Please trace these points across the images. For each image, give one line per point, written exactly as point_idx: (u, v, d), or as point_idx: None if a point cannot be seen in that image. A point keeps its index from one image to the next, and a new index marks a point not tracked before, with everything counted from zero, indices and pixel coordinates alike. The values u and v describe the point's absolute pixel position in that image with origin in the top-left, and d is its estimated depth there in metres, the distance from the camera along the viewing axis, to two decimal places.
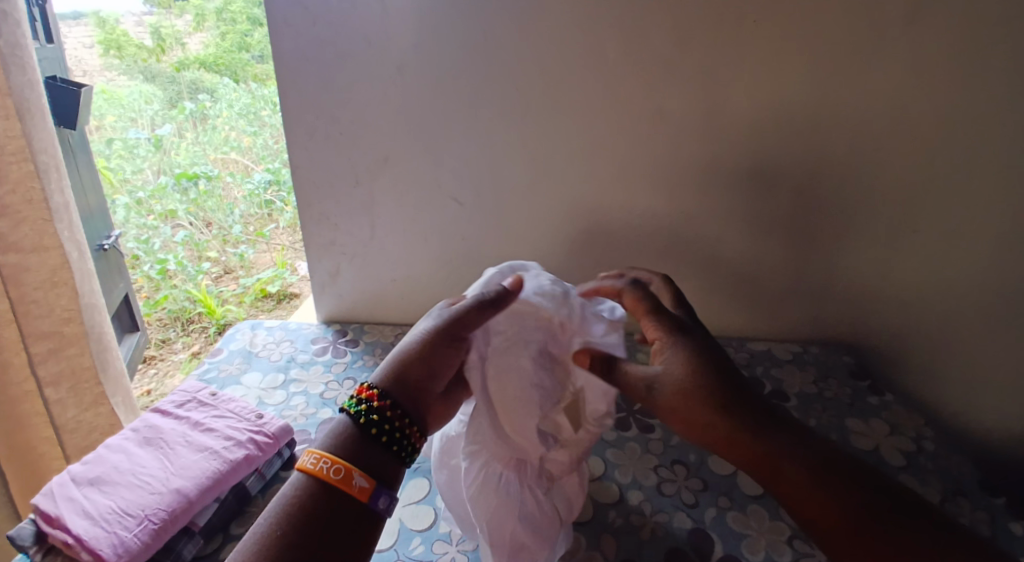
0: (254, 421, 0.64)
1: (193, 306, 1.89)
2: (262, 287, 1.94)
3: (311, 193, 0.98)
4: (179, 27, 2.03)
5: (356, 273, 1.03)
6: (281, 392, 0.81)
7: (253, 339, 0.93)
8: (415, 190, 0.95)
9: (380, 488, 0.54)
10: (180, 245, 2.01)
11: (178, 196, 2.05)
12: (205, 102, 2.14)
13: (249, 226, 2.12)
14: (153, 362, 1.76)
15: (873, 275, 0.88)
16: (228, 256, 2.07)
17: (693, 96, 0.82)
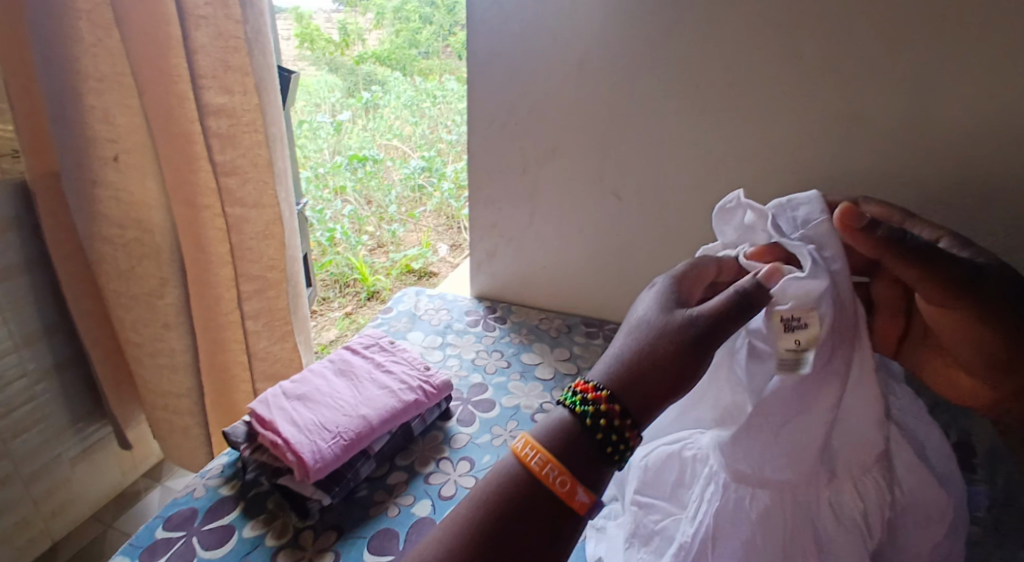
0: (423, 372, 0.73)
1: (350, 272, 2.10)
2: (407, 263, 2.13)
3: (483, 177, 1.06)
4: (361, 23, 2.27)
5: (511, 256, 1.10)
6: (439, 352, 0.90)
7: (418, 304, 1.03)
8: (580, 182, 0.99)
9: (598, 504, 0.49)
10: (346, 218, 2.24)
11: (348, 174, 2.29)
12: (377, 93, 2.40)
13: (402, 207, 2.33)
14: (315, 316, 2.00)
15: None
16: (381, 232, 2.29)
17: (887, 107, 0.78)
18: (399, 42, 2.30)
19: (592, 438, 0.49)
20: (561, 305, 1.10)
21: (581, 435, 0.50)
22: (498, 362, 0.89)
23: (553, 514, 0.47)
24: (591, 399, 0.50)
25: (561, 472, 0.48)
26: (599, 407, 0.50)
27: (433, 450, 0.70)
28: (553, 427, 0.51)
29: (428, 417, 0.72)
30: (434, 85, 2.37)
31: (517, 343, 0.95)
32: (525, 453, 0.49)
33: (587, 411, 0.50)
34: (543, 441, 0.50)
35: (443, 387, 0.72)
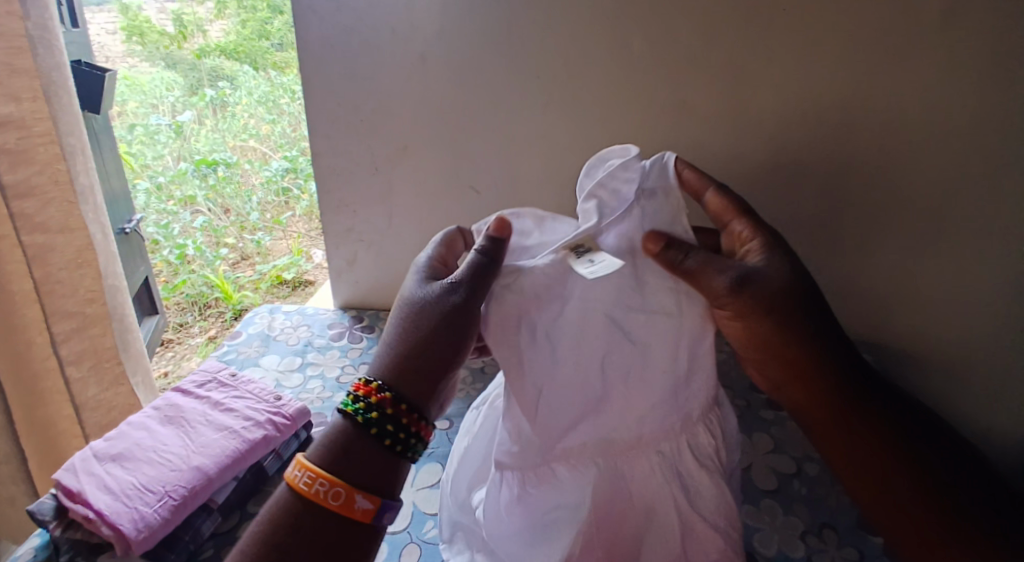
0: (273, 402, 0.65)
1: (210, 291, 1.91)
2: (278, 274, 1.95)
3: (331, 179, 0.98)
4: (201, 14, 2.10)
5: (372, 261, 1.04)
6: (298, 375, 0.81)
7: (271, 323, 0.94)
8: (435, 179, 0.95)
9: (386, 505, 0.49)
10: (198, 231, 2.03)
11: (197, 181, 2.05)
12: (224, 89, 2.12)
13: (267, 214, 2.09)
14: (171, 346, 1.78)
15: (896, 276, 0.87)
16: (244, 243, 2.06)
17: (716, 90, 0.81)
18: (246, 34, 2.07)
19: (372, 436, 0.50)
20: None
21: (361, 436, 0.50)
22: None
23: (337, 529, 0.47)
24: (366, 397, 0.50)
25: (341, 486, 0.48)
26: (378, 405, 0.50)
27: None
28: (329, 434, 0.50)
29: (284, 452, 0.64)
30: (293, 79, 2.08)
31: None
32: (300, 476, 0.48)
33: (361, 411, 0.50)
34: (315, 456, 0.50)
35: (298, 416, 0.65)
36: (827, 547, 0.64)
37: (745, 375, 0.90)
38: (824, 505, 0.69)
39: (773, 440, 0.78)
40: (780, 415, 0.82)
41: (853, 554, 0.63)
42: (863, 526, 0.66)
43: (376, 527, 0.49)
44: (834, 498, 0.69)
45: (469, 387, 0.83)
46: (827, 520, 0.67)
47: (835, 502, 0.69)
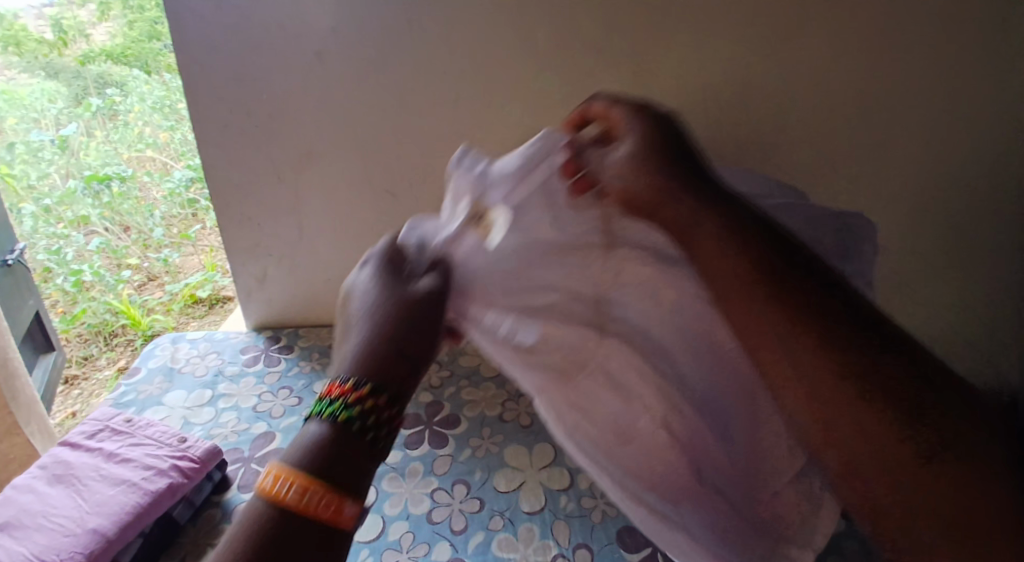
0: (177, 446, 0.60)
1: (114, 318, 1.65)
2: (190, 292, 1.72)
3: (230, 193, 0.92)
4: (82, 17, 1.90)
5: (285, 276, 0.98)
6: (209, 409, 0.76)
7: (176, 354, 0.86)
8: (346, 185, 0.91)
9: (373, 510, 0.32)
10: (94, 253, 1.75)
11: (89, 200, 1.78)
12: (113, 96, 1.88)
13: (172, 228, 1.85)
14: (74, 384, 1.51)
15: None
16: (149, 262, 1.80)
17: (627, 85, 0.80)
18: (135, 37, 1.89)
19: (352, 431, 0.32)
20: None
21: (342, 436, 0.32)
22: (287, 401, 0.77)
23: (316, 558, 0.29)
24: (345, 398, 0.32)
25: (328, 485, 0.30)
26: (359, 405, 0.32)
27: (210, 534, 0.58)
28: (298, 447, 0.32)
29: (196, 498, 0.60)
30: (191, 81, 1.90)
31: (309, 372, 0.83)
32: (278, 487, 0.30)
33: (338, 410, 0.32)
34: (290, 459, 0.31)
35: (208, 458, 0.60)
36: None
37: None
38: None
39: None
40: None
41: None
42: None
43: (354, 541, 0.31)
44: None
45: None
46: None
47: None
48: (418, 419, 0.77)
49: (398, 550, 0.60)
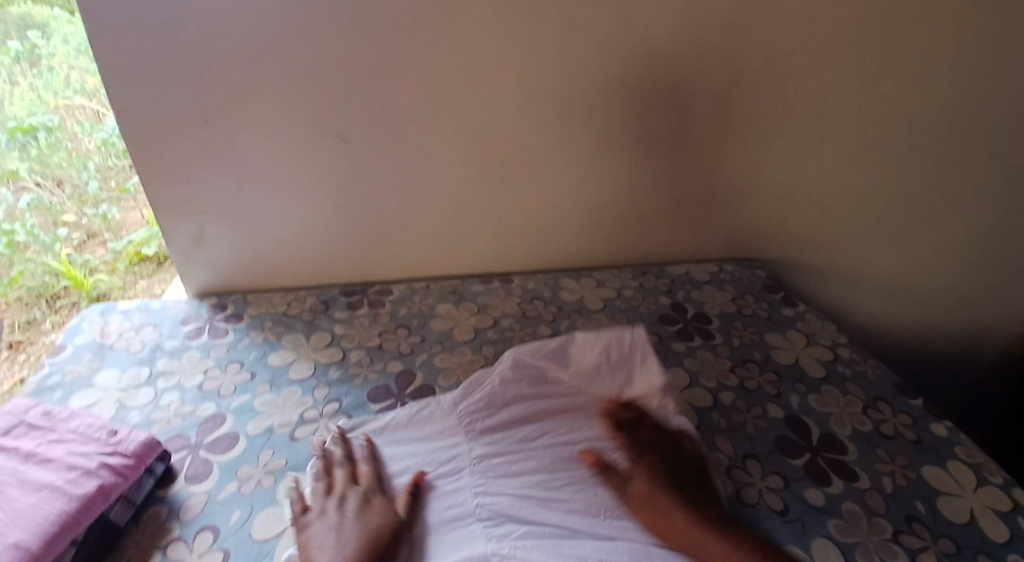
0: (106, 440, 0.54)
1: (57, 279, 1.30)
2: (135, 250, 1.40)
3: (152, 140, 0.80)
4: None
5: (226, 235, 0.88)
6: (147, 390, 0.67)
7: (105, 328, 0.77)
8: (287, 127, 0.80)
9: None
10: (21, 211, 1.32)
11: (3, 145, 1.31)
12: None
13: (110, 180, 1.42)
14: (21, 350, 1.20)
15: (774, 177, 0.91)
16: (89, 218, 1.39)
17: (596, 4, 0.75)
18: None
19: None
20: (315, 278, 0.93)
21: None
22: (237, 377, 0.69)
23: None
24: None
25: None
26: None
27: (156, 535, 0.52)
28: None
29: (137, 496, 0.53)
30: None
31: (262, 343, 0.75)
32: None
33: None
34: None
35: (146, 451, 0.54)
36: (752, 479, 0.63)
37: (654, 308, 0.89)
38: (743, 434, 0.68)
39: (688, 373, 0.77)
40: (691, 346, 0.82)
41: (777, 482, 0.63)
42: (782, 450, 0.66)
43: None
44: (752, 426, 0.69)
45: (367, 369, 0.72)
46: (749, 450, 0.66)
47: (754, 430, 0.69)
48: (389, 392, 0.69)
49: None
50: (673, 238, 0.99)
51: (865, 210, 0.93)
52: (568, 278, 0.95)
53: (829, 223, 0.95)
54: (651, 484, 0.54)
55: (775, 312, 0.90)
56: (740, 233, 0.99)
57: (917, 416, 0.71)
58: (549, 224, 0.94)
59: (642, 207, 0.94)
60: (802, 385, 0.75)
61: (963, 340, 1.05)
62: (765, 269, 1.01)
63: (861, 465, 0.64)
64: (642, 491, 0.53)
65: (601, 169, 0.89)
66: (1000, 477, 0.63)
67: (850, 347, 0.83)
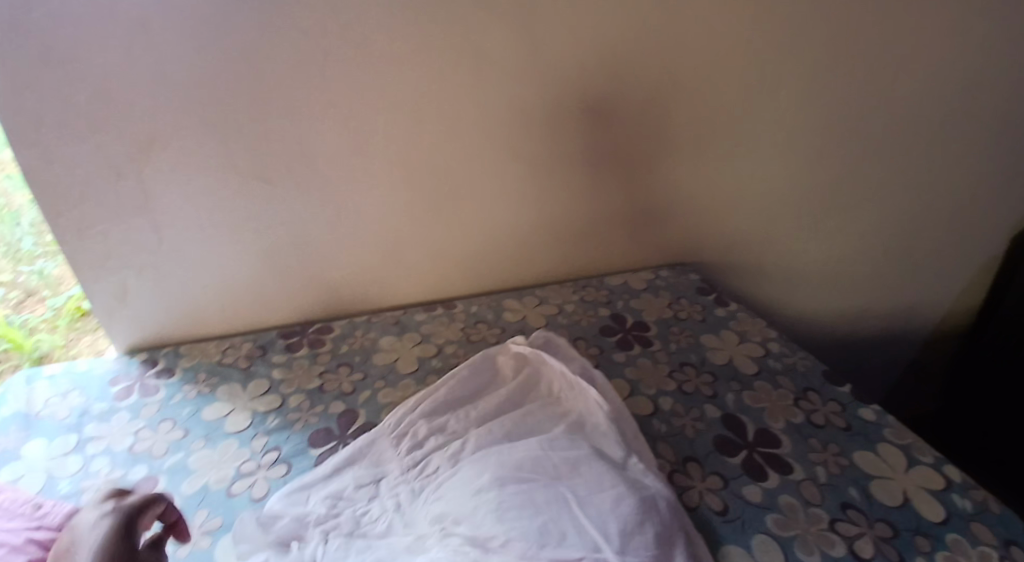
0: (31, 514, 0.52)
1: None
2: (78, 304, 1.19)
3: (61, 197, 0.75)
4: None
5: (150, 288, 0.84)
6: (76, 458, 0.65)
7: (30, 397, 0.74)
8: (209, 175, 0.78)
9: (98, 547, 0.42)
10: None
11: None
12: None
13: (49, 235, 1.22)
14: None
15: (698, 181, 0.96)
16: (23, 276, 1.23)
17: (516, 40, 0.78)
18: None
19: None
20: (252, 323, 0.91)
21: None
22: (170, 436, 0.68)
23: None
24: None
25: None
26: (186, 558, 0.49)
27: None
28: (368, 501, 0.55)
29: None
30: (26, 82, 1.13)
31: (199, 396, 0.74)
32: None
33: None
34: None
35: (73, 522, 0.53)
36: (694, 483, 0.64)
37: (594, 321, 0.91)
38: (684, 437, 0.70)
39: (628, 383, 0.78)
40: (631, 355, 0.83)
41: (718, 482, 0.64)
42: (720, 450, 0.68)
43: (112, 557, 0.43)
44: (691, 429, 0.71)
45: (307, 414, 0.72)
46: (690, 453, 0.68)
47: (694, 434, 0.70)
48: (330, 435, 0.68)
49: None
50: (609, 250, 1.02)
51: (782, 205, 1.01)
52: (510, 298, 0.97)
53: (748, 222, 1.03)
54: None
55: (709, 314, 0.93)
56: (671, 242, 1.04)
57: (847, 402, 0.76)
58: (487, 246, 0.95)
59: (576, 223, 0.97)
60: (735, 383, 0.78)
61: (866, 311, 1.17)
62: (698, 272, 1.07)
63: (796, 457, 0.67)
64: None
65: (535, 190, 0.92)
66: (929, 455, 0.68)
67: (780, 340, 0.87)
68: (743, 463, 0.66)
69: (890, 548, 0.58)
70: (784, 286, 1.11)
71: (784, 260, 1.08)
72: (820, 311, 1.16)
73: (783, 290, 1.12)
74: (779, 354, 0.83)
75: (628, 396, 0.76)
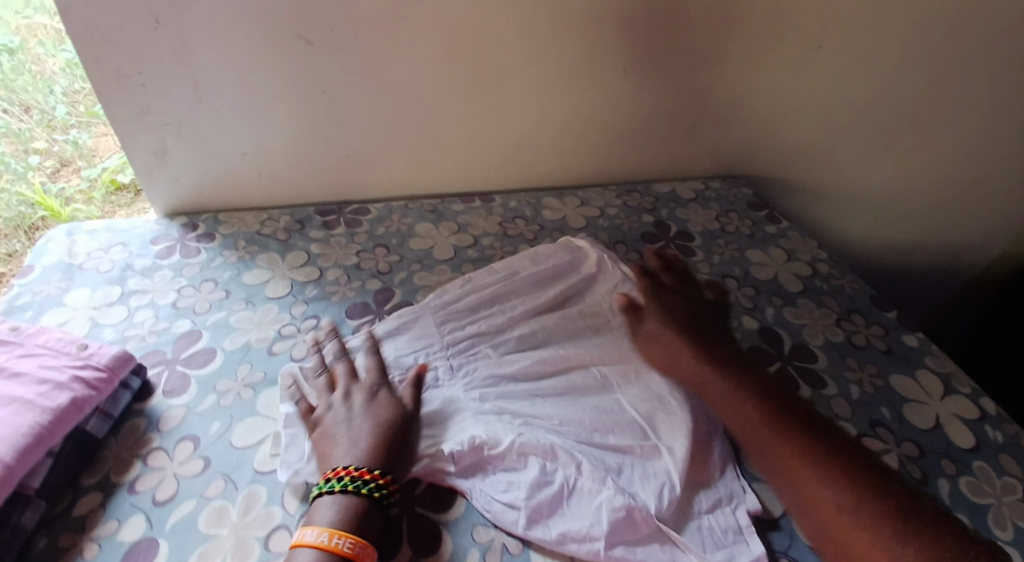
0: (77, 355, 0.53)
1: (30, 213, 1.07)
2: (112, 178, 1.14)
3: (96, 45, 0.72)
4: None
5: (188, 150, 0.82)
6: (120, 308, 0.67)
7: (73, 249, 0.75)
8: (246, 29, 0.73)
9: (17, 505, 0.46)
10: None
11: None
12: None
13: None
14: None
15: (763, 84, 0.89)
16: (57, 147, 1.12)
17: None
18: None
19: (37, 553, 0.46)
20: (290, 196, 0.89)
21: (366, 508, 0.46)
22: (212, 296, 0.69)
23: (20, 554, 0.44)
24: (359, 477, 0.47)
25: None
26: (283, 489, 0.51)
27: (136, 446, 0.52)
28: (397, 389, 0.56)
29: (114, 409, 0.54)
30: None
31: (238, 262, 0.74)
32: (331, 543, 0.44)
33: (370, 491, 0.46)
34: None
35: (118, 365, 0.54)
36: None
37: (637, 226, 0.88)
38: None
39: (667, 289, 0.77)
40: (672, 264, 0.82)
41: None
42: (754, 359, 0.67)
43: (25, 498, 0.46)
44: (726, 338, 0.70)
45: (345, 288, 0.72)
46: None
47: (730, 342, 0.69)
48: (367, 309, 0.69)
49: None
50: (658, 152, 0.97)
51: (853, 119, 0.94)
52: (551, 196, 0.94)
53: (810, 135, 0.96)
54: (858, 518, 0.45)
55: (758, 230, 0.89)
56: (726, 151, 0.98)
57: (891, 327, 0.73)
58: (531, 137, 0.91)
59: (627, 120, 0.92)
60: (779, 299, 0.76)
61: (921, 247, 1.11)
62: (749, 185, 1.02)
63: (831, 373, 0.66)
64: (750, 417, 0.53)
65: (588, 78, 0.86)
66: (967, 385, 0.66)
67: (830, 262, 0.83)
68: (777, 374, 0.66)
69: (915, 468, 0.58)
70: (838, 209, 1.06)
71: (842, 182, 1.02)
72: (872, 242, 1.11)
73: (837, 214, 1.07)
74: (828, 276, 0.81)
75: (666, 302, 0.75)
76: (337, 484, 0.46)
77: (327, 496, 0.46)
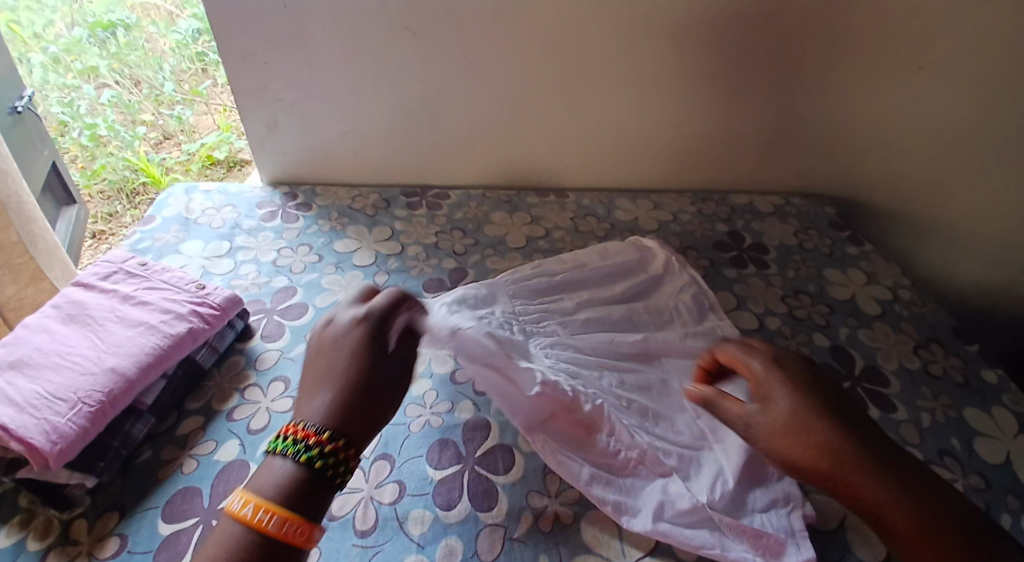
0: (194, 292, 0.60)
1: (136, 175, 1.42)
2: (208, 153, 1.44)
3: (229, 23, 0.80)
4: None
5: (296, 125, 0.89)
6: (227, 261, 0.74)
7: (189, 205, 0.83)
8: (359, 17, 0.79)
9: (131, 416, 0.52)
10: (107, 108, 1.49)
11: (97, 49, 1.52)
12: None
13: (184, 84, 1.55)
14: (107, 239, 1.35)
15: (860, 105, 0.87)
16: (164, 119, 1.51)
17: None
18: None
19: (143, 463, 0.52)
20: (379, 175, 0.95)
21: (309, 480, 0.37)
22: (307, 258, 0.75)
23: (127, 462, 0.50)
24: (303, 441, 0.37)
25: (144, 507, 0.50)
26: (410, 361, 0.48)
27: (236, 379, 0.59)
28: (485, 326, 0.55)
29: (220, 345, 0.60)
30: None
31: (330, 231, 0.80)
32: (249, 515, 0.35)
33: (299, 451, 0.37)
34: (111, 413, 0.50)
35: (229, 305, 0.60)
36: None
37: (709, 234, 0.89)
38: None
39: (735, 297, 0.77)
40: (743, 273, 0.82)
41: None
42: None
43: (142, 411, 0.53)
44: (793, 350, 0.70)
45: (423, 265, 0.76)
46: None
47: (797, 356, 0.69)
48: (443, 285, 0.73)
49: (422, 405, 0.60)
50: (738, 164, 0.96)
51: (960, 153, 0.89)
52: (624, 198, 0.96)
53: (907, 166, 0.92)
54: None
55: (836, 249, 0.88)
56: (812, 171, 0.96)
57: (971, 360, 0.71)
58: (613, 138, 0.93)
59: (710, 129, 0.92)
60: (852, 319, 0.75)
61: None
62: (833, 205, 0.98)
63: (901, 399, 0.65)
64: (884, 505, 0.40)
65: (675, 85, 0.87)
66: None
67: (911, 289, 0.81)
68: (845, 393, 0.65)
69: (979, 499, 0.56)
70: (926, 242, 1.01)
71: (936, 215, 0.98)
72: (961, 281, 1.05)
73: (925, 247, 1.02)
74: (907, 301, 0.79)
75: (735, 311, 0.75)
76: (286, 449, 0.37)
77: (274, 462, 0.38)
